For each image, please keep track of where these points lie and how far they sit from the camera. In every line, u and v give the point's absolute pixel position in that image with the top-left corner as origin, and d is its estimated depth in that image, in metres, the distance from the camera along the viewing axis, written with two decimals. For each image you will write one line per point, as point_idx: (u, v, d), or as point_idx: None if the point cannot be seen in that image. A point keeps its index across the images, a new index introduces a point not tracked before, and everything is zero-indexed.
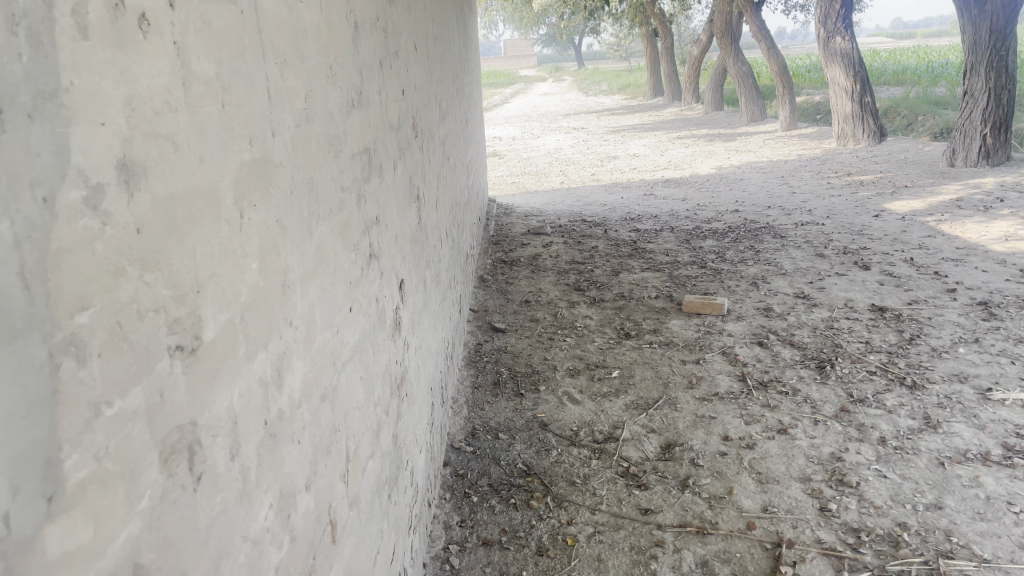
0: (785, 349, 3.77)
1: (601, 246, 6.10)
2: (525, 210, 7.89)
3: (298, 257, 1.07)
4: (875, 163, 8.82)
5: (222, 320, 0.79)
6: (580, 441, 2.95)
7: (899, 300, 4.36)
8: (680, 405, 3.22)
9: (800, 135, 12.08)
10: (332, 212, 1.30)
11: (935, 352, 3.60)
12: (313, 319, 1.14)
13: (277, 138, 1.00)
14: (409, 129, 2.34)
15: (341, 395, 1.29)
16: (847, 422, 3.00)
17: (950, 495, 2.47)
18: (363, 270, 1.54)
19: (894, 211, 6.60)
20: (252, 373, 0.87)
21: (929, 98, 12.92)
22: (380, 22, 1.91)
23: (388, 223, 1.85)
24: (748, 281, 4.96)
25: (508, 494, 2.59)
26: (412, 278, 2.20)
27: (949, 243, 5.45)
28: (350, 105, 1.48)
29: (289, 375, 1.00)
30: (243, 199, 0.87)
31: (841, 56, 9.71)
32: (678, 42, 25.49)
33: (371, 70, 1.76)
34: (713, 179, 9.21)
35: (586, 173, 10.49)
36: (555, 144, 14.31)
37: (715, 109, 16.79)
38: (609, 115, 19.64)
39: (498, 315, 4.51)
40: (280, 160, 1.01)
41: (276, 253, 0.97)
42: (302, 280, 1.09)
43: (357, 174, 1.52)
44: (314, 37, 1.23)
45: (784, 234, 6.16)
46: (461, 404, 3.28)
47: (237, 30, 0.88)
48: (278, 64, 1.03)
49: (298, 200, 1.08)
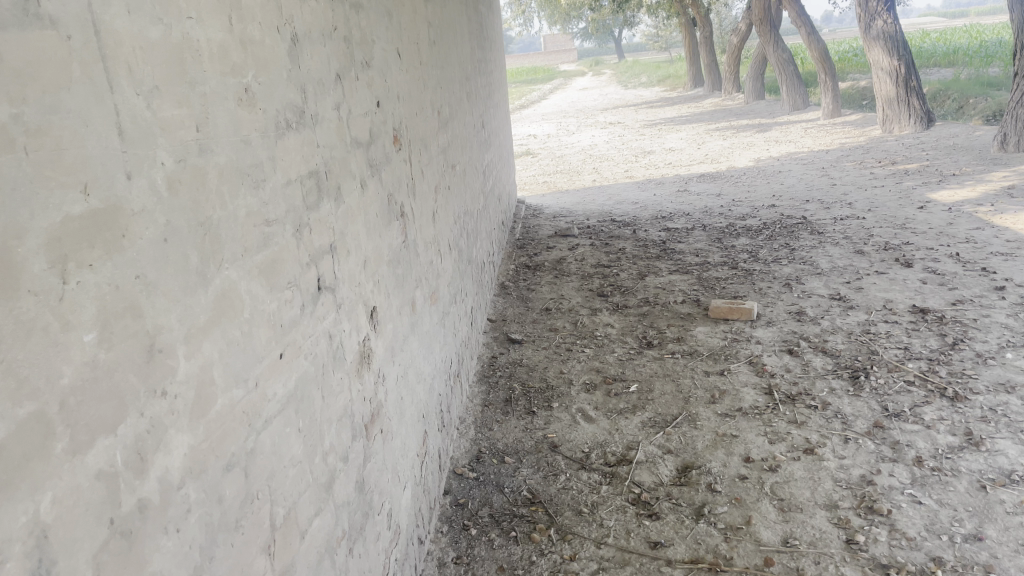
0: (817, 357, 3.54)
1: (629, 247, 5.90)
2: (554, 211, 7.71)
3: (179, 313, 0.93)
4: (921, 150, 8.43)
5: (21, 417, 0.66)
6: (590, 464, 2.78)
7: (942, 301, 4.08)
8: (701, 423, 3.02)
9: (843, 123, 11.67)
10: (248, 252, 1.15)
11: (980, 358, 3.33)
12: (208, 379, 1.00)
13: (137, 181, 0.86)
14: (389, 142, 2.20)
15: (261, 456, 1.14)
16: (880, 439, 2.77)
17: (992, 523, 2.24)
18: (306, 308, 1.40)
19: (941, 201, 6.27)
20: (84, 468, 0.73)
21: (980, 79, 12.37)
22: (339, 31, 1.77)
23: (350, 249, 1.71)
24: (780, 282, 4.72)
25: (510, 526, 2.44)
26: (392, 303, 2.06)
27: (999, 236, 5.13)
28: (282, 128, 1.34)
29: (157, 454, 0.86)
30: (66, 260, 0.73)
31: (883, 39, 9.33)
32: (719, 30, 24.99)
33: (323, 86, 1.62)
34: (750, 173, 8.91)
35: (619, 170, 10.26)
36: (589, 140, 14.06)
37: (755, 98, 16.33)
38: (646, 108, 19.29)
39: (516, 325, 4.35)
40: (143, 205, 0.86)
41: (134, 315, 0.83)
42: (187, 338, 0.95)
43: (294, 203, 1.37)
44: (215, 57, 1.09)
45: (821, 230, 5.88)
46: (469, 425, 3.14)
47: (60, 58, 0.74)
48: (142, 94, 0.88)
49: (178, 246, 0.94)
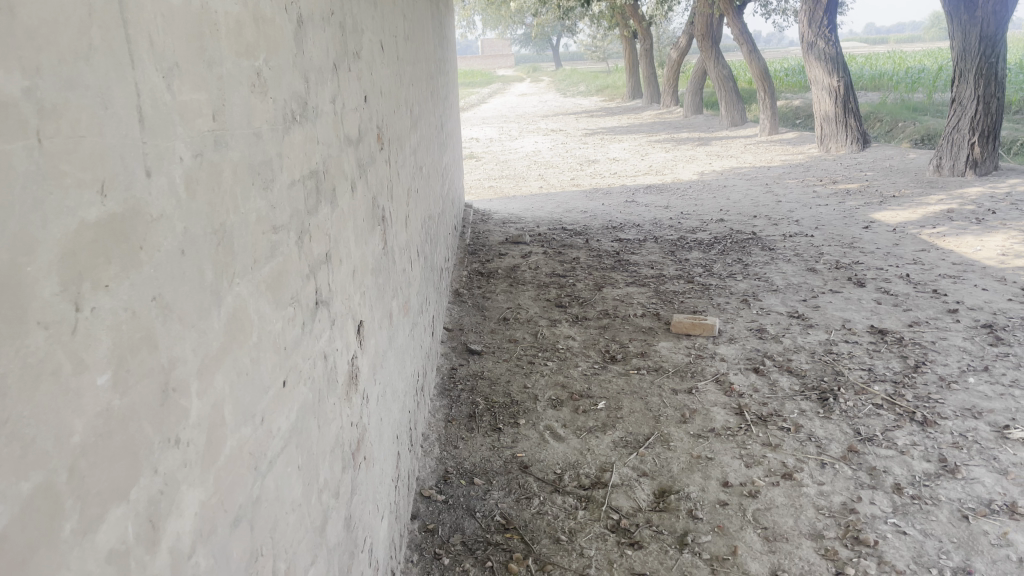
0: (783, 377, 3.49)
1: (583, 257, 5.81)
2: (503, 217, 7.58)
3: (194, 340, 0.76)
4: (860, 170, 8.60)
5: (26, 493, 0.49)
6: (564, 487, 2.66)
7: (899, 322, 4.11)
8: (673, 443, 2.93)
9: (782, 140, 11.88)
10: (257, 264, 0.98)
11: (943, 382, 3.34)
12: (220, 419, 0.83)
13: (157, 180, 0.69)
14: (373, 140, 2.03)
15: (266, 504, 0.98)
16: (856, 464, 2.73)
17: (979, 556, 2.21)
18: (306, 327, 1.23)
19: (885, 222, 6.37)
20: (94, 550, 0.57)
21: (908, 103, 12.79)
22: (335, 17, 1.60)
23: (342, 258, 1.54)
24: (738, 298, 4.70)
25: (485, 556, 2.30)
26: (374, 315, 1.89)
27: (944, 259, 5.23)
28: (289, 120, 1.17)
29: (171, 517, 0.70)
30: (81, 279, 0.56)
31: (824, 60, 9.50)
32: (657, 44, 25.29)
33: (322, 75, 1.45)
34: (697, 186, 8.95)
35: (564, 177, 10.21)
36: (532, 146, 13.97)
37: (694, 113, 16.51)
38: (587, 117, 19.32)
39: (474, 335, 4.20)
40: (161, 209, 0.70)
41: (150, 348, 0.67)
42: (200, 371, 0.78)
43: (298, 206, 1.21)
44: (231, 34, 0.92)
45: (772, 246, 5.91)
46: (432, 442, 2.98)
47: (77, 18, 0.57)
48: (163, 73, 0.72)
49: (195, 259, 0.77)
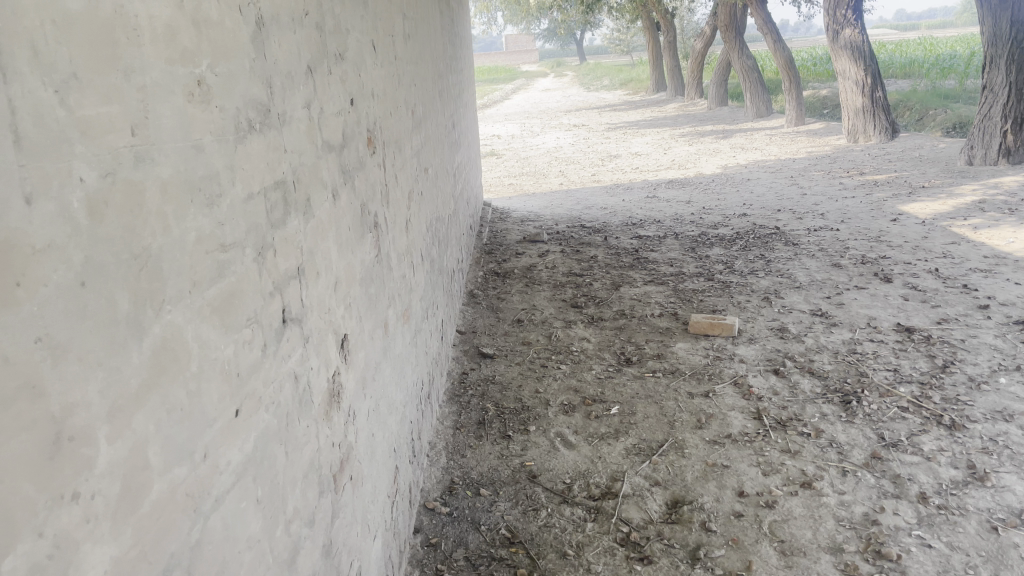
0: (805, 378, 3.37)
1: (601, 255, 5.71)
2: (522, 215, 7.49)
3: (102, 378, 0.69)
4: (888, 161, 8.37)
5: None
6: (572, 498, 2.57)
7: (927, 319, 3.96)
8: (688, 450, 2.83)
9: (808, 131, 11.63)
10: (198, 287, 0.91)
11: (973, 383, 3.19)
12: (142, 462, 0.76)
13: (42, 208, 0.62)
14: (362, 144, 1.95)
15: (210, 546, 0.90)
16: (879, 471, 2.61)
17: (1009, 571, 2.08)
18: (268, 348, 1.16)
19: (914, 214, 6.17)
20: None
21: (938, 91, 12.46)
22: (310, 17, 1.52)
23: (320, 270, 1.47)
24: (759, 295, 4.57)
25: (488, 572, 2.22)
26: (364, 327, 1.82)
27: (975, 252, 5.04)
28: (244, 130, 1.10)
29: None
30: None
31: (851, 48, 9.25)
32: (681, 36, 24.95)
33: (292, 80, 1.37)
34: (720, 180, 8.78)
35: (585, 173, 10.08)
36: (554, 142, 13.84)
37: (718, 105, 16.23)
38: (610, 111, 19.12)
39: (487, 338, 4.13)
40: (50, 239, 0.63)
41: (31, 397, 0.59)
42: (111, 414, 0.70)
43: (257, 219, 1.13)
44: (159, 39, 0.85)
45: (795, 241, 5.75)
46: (440, 451, 2.91)
47: None
48: (55, 88, 0.65)
49: (103, 291, 0.70)
